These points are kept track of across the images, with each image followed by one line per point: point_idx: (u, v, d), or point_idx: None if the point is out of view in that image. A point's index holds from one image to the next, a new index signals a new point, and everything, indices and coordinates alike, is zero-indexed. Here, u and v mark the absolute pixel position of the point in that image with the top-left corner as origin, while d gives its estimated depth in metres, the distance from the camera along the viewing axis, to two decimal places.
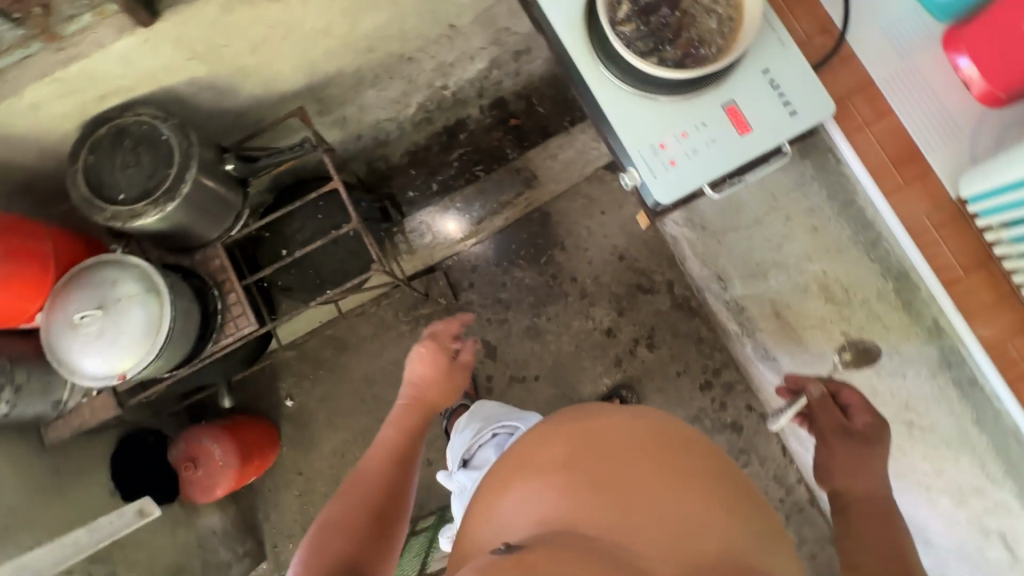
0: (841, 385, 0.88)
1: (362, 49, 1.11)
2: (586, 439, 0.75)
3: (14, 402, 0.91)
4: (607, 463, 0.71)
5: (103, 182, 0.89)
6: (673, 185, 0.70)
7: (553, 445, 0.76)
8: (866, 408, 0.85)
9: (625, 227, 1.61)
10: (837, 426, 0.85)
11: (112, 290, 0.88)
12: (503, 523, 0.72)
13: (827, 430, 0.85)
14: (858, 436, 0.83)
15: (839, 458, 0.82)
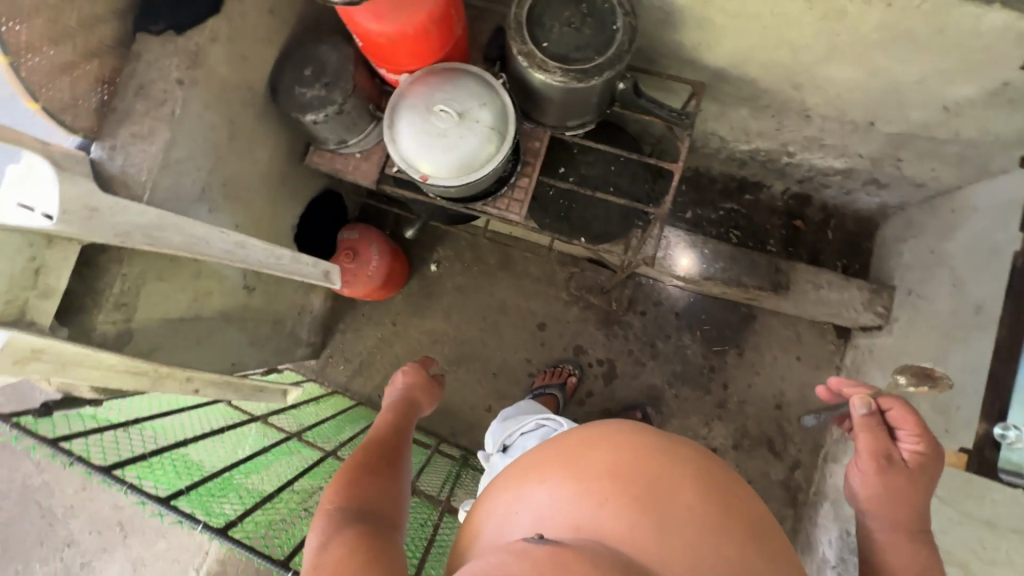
0: (896, 408, 0.74)
1: (793, 83, 1.06)
2: (645, 456, 0.57)
3: (325, 119, 0.95)
4: (658, 501, 0.53)
5: (541, 22, 0.89)
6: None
7: (606, 442, 0.59)
8: (920, 436, 0.71)
9: (804, 387, 1.51)
10: (883, 451, 0.71)
11: (475, 108, 0.88)
12: (523, 520, 0.56)
13: (868, 453, 0.71)
14: (904, 472, 0.70)
15: (872, 480, 0.70)
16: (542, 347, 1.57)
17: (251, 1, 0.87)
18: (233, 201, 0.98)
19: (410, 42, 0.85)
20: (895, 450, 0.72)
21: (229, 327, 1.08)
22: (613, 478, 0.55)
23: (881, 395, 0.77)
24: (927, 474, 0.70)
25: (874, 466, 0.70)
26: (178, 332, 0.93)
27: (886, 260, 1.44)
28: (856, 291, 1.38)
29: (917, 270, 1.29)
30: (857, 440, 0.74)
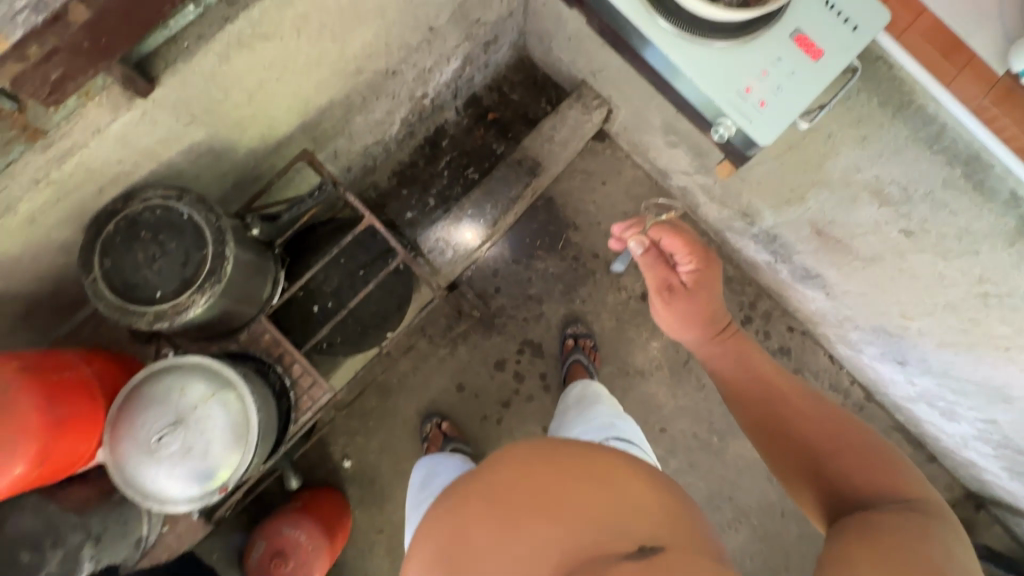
0: (664, 238, 0.96)
1: (351, 73, 1.04)
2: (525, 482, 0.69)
3: (98, 560, 0.80)
4: (551, 508, 0.65)
5: (135, 284, 0.78)
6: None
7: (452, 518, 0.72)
8: (687, 255, 0.95)
9: (630, 192, 1.61)
10: (666, 283, 0.98)
11: (182, 399, 0.78)
12: None
13: (655, 292, 0.99)
14: (684, 291, 0.97)
15: (672, 311, 0.98)
16: (480, 397, 1.53)
17: None
18: None
19: (61, 433, 0.71)
20: (675, 276, 0.98)
21: None
22: (516, 526, 0.64)
23: (648, 229, 0.97)
24: (707, 283, 0.96)
25: (663, 296, 0.98)
26: None
27: (559, 70, 1.52)
28: (572, 111, 1.46)
29: (579, 56, 1.38)
30: (646, 277, 1.00)
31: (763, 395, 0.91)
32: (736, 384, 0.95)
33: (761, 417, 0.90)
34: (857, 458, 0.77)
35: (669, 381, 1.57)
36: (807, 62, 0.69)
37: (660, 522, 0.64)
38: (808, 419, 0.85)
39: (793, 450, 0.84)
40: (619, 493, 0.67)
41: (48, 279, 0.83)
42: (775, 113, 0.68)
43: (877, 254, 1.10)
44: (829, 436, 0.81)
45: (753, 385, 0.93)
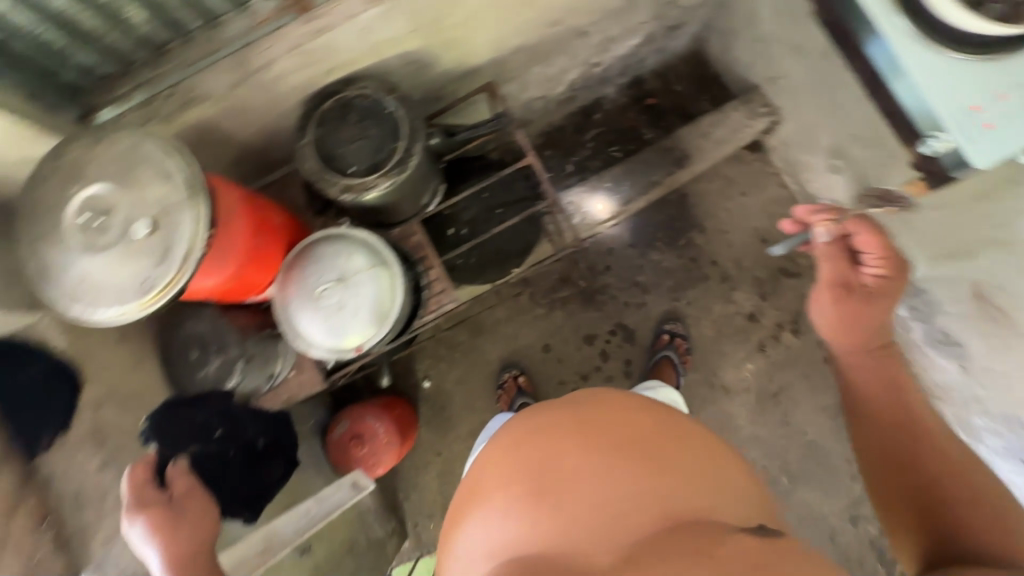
0: (861, 233, 0.87)
1: (549, 22, 1.10)
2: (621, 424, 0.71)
3: (242, 376, 0.96)
4: (644, 458, 0.67)
5: (334, 156, 0.90)
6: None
7: (514, 435, 0.74)
8: (881, 258, 0.87)
9: (768, 210, 1.56)
10: (844, 279, 0.90)
11: (347, 264, 0.88)
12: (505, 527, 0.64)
13: (827, 283, 0.91)
14: (863, 293, 0.89)
15: (841, 310, 0.90)
16: (562, 363, 1.57)
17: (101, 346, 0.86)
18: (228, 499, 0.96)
19: (251, 259, 0.84)
20: (856, 275, 0.90)
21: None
22: (607, 459, 0.66)
23: (846, 218, 0.88)
24: (890, 293, 0.88)
25: (839, 290, 0.90)
26: None
27: (733, 71, 1.50)
28: (735, 113, 1.44)
29: (761, 59, 1.35)
30: (821, 269, 0.92)
31: (893, 422, 0.84)
32: (866, 402, 0.88)
33: (883, 446, 0.84)
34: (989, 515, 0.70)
35: (752, 406, 1.53)
36: None
37: (752, 498, 0.69)
38: (944, 466, 0.77)
39: (911, 490, 0.79)
40: (706, 460, 0.70)
41: (264, 137, 0.97)
42: (1001, 137, 0.64)
43: None
44: (965, 483, 0.75)
45: (887, 408, 0.86)
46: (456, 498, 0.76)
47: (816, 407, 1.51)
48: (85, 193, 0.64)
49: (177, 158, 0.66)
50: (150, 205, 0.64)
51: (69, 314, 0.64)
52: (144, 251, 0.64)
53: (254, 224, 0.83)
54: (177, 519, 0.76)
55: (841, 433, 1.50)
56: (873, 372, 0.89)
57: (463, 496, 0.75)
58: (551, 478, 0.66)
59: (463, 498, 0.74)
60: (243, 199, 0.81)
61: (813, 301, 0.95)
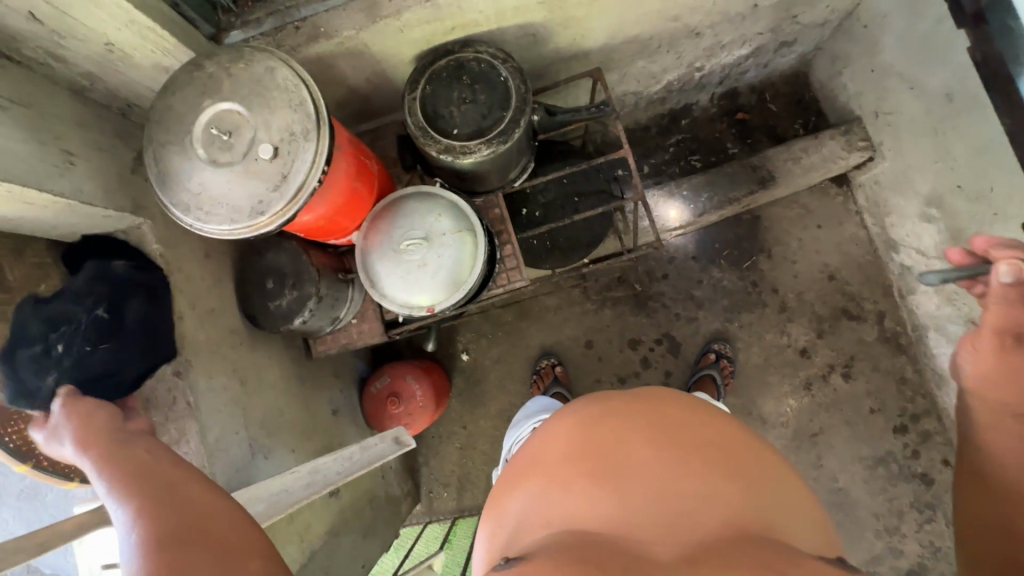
0: None
1: (670, 18, 1.08)
2: (697, 434, 0.78)
3: (312, 313, 0.94)
4: (713, 463, 0.73)
5: (440, 115, 0.89)
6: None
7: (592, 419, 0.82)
8: None
9: (842, 247, 1.51)
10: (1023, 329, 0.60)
11: (435, 225, 0.88)
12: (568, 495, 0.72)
13: (992, 328, 0.62)
14: None
15: (1006, 373, 0.61)
16: (602, 362, 1.56)
17: (190, 260, 0.89)
18: (275, 428, 0.98)
19: (344, 202, 0.85)
20: None
21: (334, 519, 1.08)
22: (677, 458, 0.73)
23: None
24: None
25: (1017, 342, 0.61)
26: (303, 548, 0.96)
27: (835, 99, 1.45)
28: (831, 143, 1.39)
29: (872, 91, 1.30)
30: (988, 312, 0.62)
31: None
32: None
33: (1013, 526, 0.53)
34: None
35: (787, 442, 1.49)
36: None
37: (818, 529, 0.71)
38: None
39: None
40: (778, 482, 0.74)
41: (372, 86, 0.98)
42: None
43: None
44: None
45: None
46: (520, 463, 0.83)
47: (854, 456, 1.47)
48: (217, 108, 0.66)
49: (309, 89, 0.66)
50: (274, 131, 0.65)
51: (181, 222, 0.66)
52: (261, 175, 0.65)
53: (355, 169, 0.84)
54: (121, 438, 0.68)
55: (874, 487, 1.46)
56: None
57: (528, 462, 0.83)
58: (624, 465, 0.72)
59: (528, 465, 0.82)
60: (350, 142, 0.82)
61: (961, 359, 0.65)
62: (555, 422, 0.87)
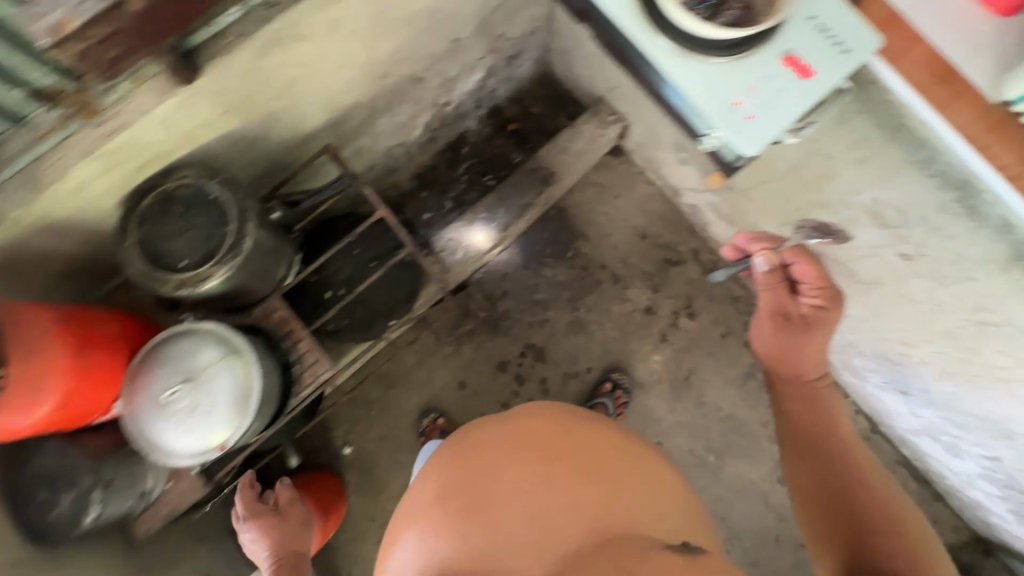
0: (795, 263, 1.00)
1: (377, 76, 1.12)
2: (565, 439, 0.77)
3: (103, 505, 0.93)
4: (580, 471, 0.73)
5: (161, 253, 0.86)
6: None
7: (457, 455, 0.80)
8: (817, 289, 1.00)
9: (642, 207, 1.65)
10: (783, 308, 1.04)
11: (195, 361, 0.84)
12: (434, 549, 0.71)
13: (769, 311, 1.05)
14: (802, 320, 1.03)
15: (777, 340, 1.04)
16: (480, 396, 1.56)
17: None
18: None
19: (82, 381, 0.81)
20: (795, 304, 1.04)
21: None
22: (544, 480, 0.72)
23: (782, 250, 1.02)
24: (828, 322, 1.01)
25: (776, 319, 1.04)
26: None
27: (579, 86, 1.58)
28: (588, 126, 1.51)
29: (597, 73, 1.44)
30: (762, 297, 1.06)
31: (838, 454, 0.95)
32: (802, 444, 1.00)
33: (852, 517, 0.87)
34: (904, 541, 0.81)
35: (668, 395, 1.58)
36: (794, 80, 0.73)
37: (679, 511, 0.75)
38: (859, 462, 0.94)
39: (840, 498, 0.90)
40: (641, 472, 0.76)
41: (89, 244, 0.93)
42: (764, 123, 0.72)
43: (878, 277, 1.10)
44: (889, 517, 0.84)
45: (844, 447, 0.96)
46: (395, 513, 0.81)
47: (726, 382, 1.58)
48: None
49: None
50: None
51: None
52: None
53: (80, 344, 0.81)
54: (283, 518, 1.12)
55: (753, 401, 1.58)
56: (800, 403, 1.04)
57: (403, 509, 0.81)
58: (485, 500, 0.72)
59: (402, 515, 0.81)
60: (64, 322, 0.80)
61: (755, 330, 1.10)
62: (425, 471, 0.84)
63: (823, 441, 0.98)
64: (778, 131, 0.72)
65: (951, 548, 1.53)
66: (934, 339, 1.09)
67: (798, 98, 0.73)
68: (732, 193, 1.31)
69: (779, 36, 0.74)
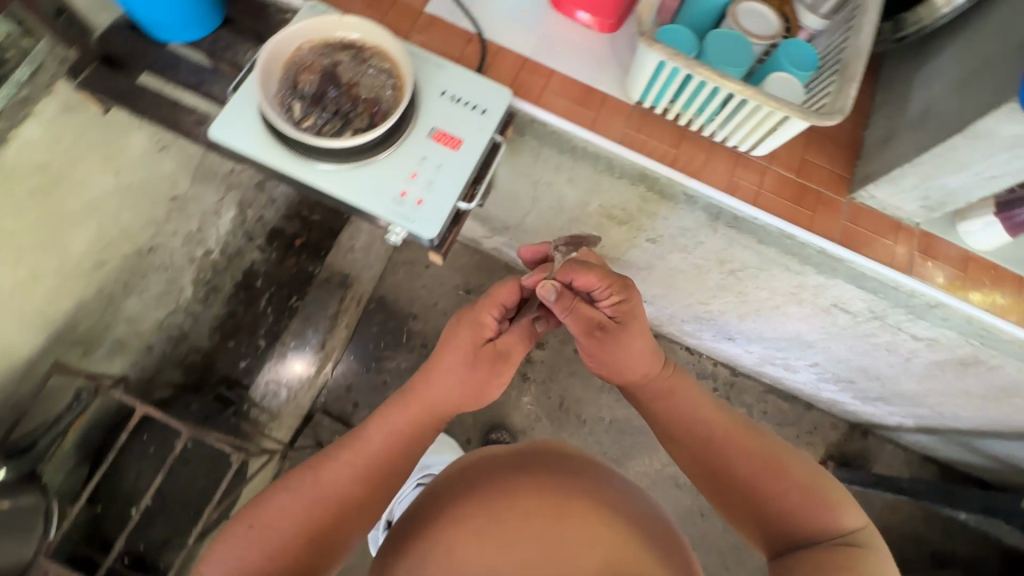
0: (574, 276, 0.83)
1: (90, 270, 1.02)
2: (583, 484, 0.57)
3: None
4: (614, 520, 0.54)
5: None
6: (727, 68, 0.77)
7: (478, 492, 0.58)
8: (606, 287, 0.82)
9: (456, 265, 1.66)
10: (593, 322, 0.81)
11: None
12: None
13: (582, 331, 0.82)
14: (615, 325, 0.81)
15: (603, 355, 0.81)
16: None
17: None
18: None
19: None
20: (600, 312, 0.82)
21: None
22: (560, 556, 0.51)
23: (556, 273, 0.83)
24: (638, 313, 0.82)
25: (594, 338, 0.81)
26: None
27: None
28: None
29: None
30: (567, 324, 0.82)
31: (705, 440, 0.76)
32: (679, 439, 0.79)
33: (752, 499, 0.71)
34: (802, 500, 0.68)
35: (550, 428, 1.58)
36: (448, 153, 0.77)
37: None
38: (771, 463, 0.72)
39: (725, 485, 0.74)
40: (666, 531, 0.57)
41: None
42: (436, 204, 0.74)
43: (647, 261, 1.18)
44: (782, 483, 0.70)
45: (705, 429, 0.77)
46: (405, 392, 0.77)
47: (596, 391, 1.62)
48: None
49: None
50: None
51: None
52: None
53: None
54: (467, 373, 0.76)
55: (626, 397, 1.62)
56: (650, 401, 0.82)
57: (408, 455, 0.75)
58: (445, 537, 0.56)
59: (365, 485, 0.71)
60: None
61: (583, 355, 0.86)
62: (472, 327, 0.79)
63: (684, 435, 0.78)
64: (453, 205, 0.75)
65: (838, 444, 1.66)
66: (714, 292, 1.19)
67: (458, 165, 0.76)
68: (512, 230, 1.36)
69: (418, 117, 0.77)
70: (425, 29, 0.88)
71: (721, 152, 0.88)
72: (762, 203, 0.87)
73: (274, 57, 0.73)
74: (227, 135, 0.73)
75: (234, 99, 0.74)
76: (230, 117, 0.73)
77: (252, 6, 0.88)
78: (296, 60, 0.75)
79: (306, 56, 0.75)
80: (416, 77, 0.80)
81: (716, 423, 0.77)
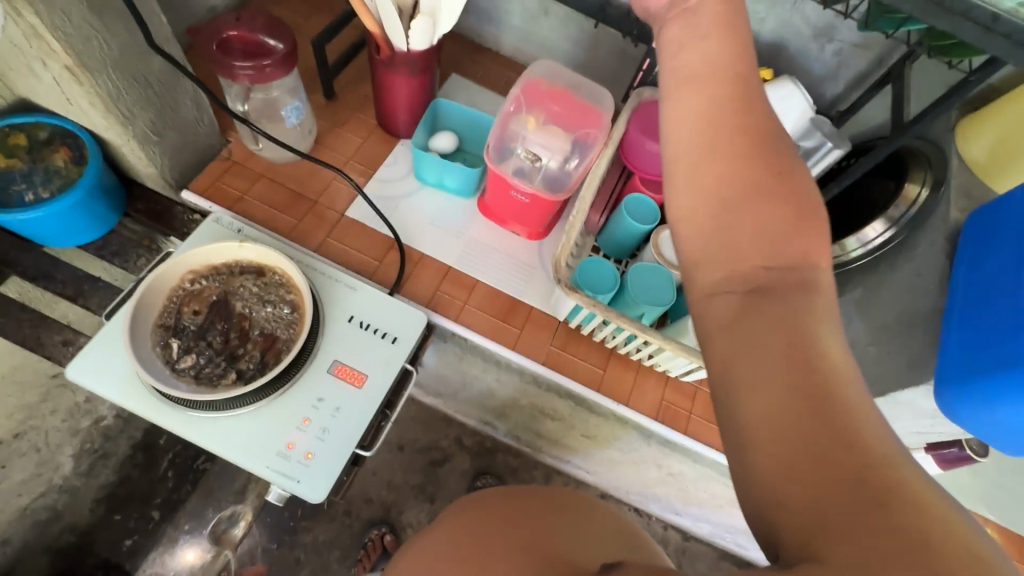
0: None
1: None
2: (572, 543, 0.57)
3: None
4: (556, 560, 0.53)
5: None
6: (644, 308, 0.74)
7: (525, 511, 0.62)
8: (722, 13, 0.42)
9: None
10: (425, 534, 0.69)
11: None
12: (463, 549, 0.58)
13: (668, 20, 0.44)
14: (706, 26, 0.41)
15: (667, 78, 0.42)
16: None
17: None
18: None
19: None
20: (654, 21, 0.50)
21: None
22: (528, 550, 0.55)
23: None
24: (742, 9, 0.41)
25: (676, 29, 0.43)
26: None
27: None
28: None
29: None
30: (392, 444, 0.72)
31: (732, 126, 0.38)
32: (698, 140, 0.38)
33: (731, 223, 0.36)
34: (791, 204, 0.36)
35: None
36: (349, 394, 0.69)
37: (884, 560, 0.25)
38: (782, 192, 0.36)
39: (722, 199, 0.37)
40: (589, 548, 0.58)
41: None
42: (327, 460, 0.66)
43: (585, 447, 1.10)
44: (788, 194, 0.36)
45: (742, 114, 0.38)
46: None
47: None
48: None
49: None
50: None
51: None
52: None
53: None
54: None
55: None
56: (703, 110, 0.39)
57: None
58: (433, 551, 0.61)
59: None
60: None
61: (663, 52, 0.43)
62: None
63: (718, 139, 0.38)
64: (347, 460, 0.66)
65: None
66: (657, 482, 1.10)
67: (358, 409, 0.69)
68: (446, 398, 1.26)
69: (320, 351, 0.71)
70: (341, 233, 0.84)
71: (650, 372, 0.84)
72: (695, 431, 0.81)
73: (157, 288, 0.66)
74: (89, 379, 0.64)
75: (101, 337, 0.66)
76: (94, 357, 0.65)
77: (155, 206, 0.82)
78: (182, 287, 0.68)
79: (195, 283, 0.69)
80: (323, 299, 0.74)
81: (721, 91, 0.39)
